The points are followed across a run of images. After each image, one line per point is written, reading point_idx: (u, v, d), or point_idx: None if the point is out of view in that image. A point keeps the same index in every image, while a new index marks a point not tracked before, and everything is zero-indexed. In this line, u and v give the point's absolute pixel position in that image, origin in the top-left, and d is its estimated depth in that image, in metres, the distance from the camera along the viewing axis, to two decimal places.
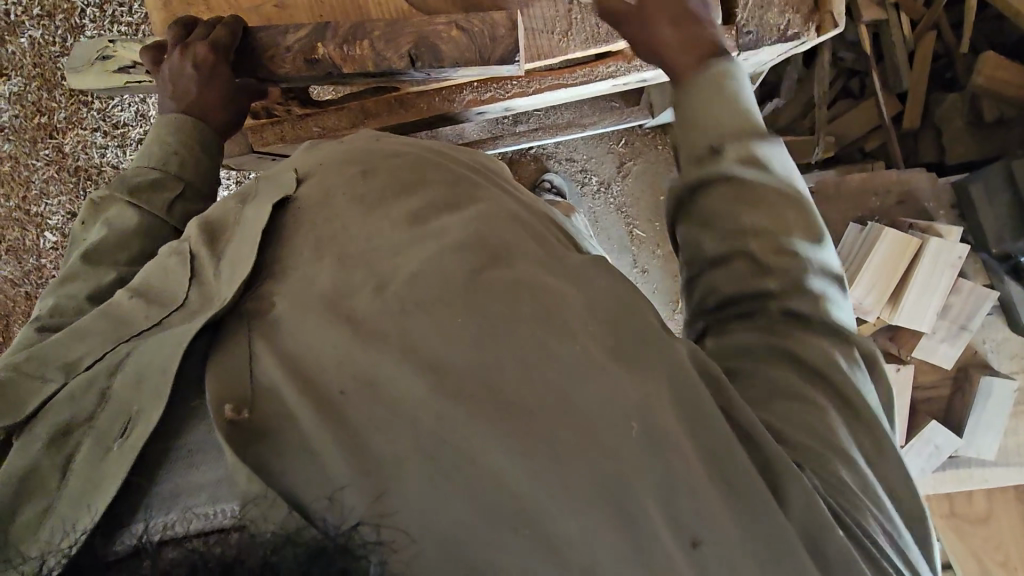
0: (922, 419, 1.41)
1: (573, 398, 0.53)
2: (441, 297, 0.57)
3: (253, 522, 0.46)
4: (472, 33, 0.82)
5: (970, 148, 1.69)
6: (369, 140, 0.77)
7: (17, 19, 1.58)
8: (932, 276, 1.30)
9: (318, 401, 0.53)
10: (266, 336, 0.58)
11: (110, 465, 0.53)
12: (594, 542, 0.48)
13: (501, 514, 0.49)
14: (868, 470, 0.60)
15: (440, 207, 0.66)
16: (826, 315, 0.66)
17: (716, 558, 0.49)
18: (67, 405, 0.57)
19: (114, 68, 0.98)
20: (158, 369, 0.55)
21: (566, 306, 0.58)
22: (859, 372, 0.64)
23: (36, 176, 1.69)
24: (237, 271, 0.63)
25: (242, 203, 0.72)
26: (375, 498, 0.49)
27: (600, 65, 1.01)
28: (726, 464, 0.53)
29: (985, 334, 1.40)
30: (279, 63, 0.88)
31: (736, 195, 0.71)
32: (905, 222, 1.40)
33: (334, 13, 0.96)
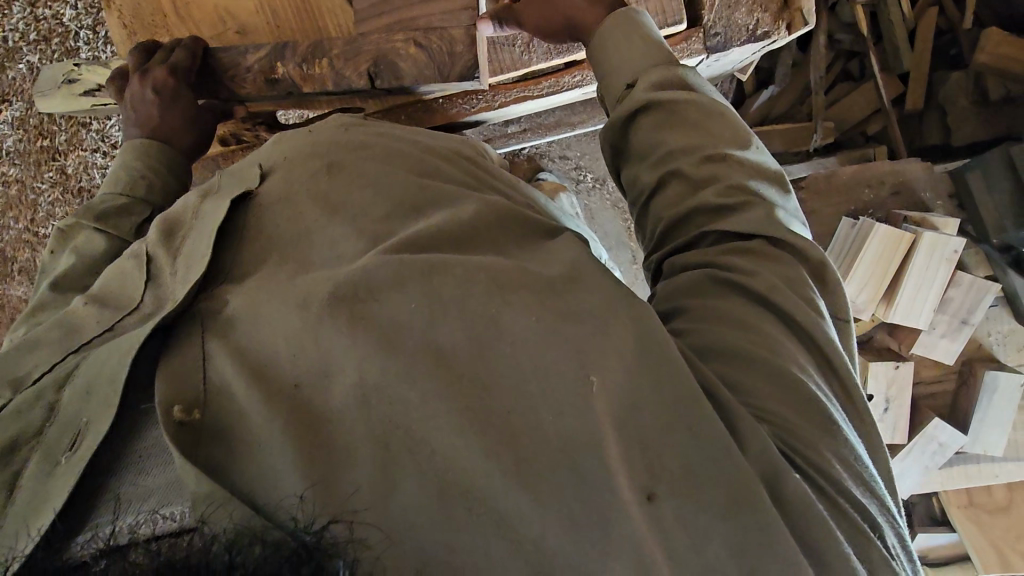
0: (925, 415, 1.38)
1: (544, 387, 0.51)
2: (400, 281, 0.55)
3: (208, 522, 0.45)
4: (432, 51, 0.82)
5: (976, 127, 1.62)
6: (338, 132, 0.73)
7: (14, 44, 1.58)
8: (928, 269, 1.25)
9: (273, 399, 0.52)
10: (220, 333, 0.56)
11: (57, 479, 0.51)
12: (540, 515, 0.47)
13: (462, 510, 0.48)
14: (872, 468, 0.56)
15: (418, 200, 0.64)
16: (767, 229, 0.62)
17: (671, 513, 0.48)
18: (13, 421, 0.54)
19: (80, 91, 0.97)
20: (107, 381, 0.53)
21: (517, 285, 0.55)
22: (816, 300, 0.59)
23: (42, 199, 1.69)
24: (191, 270, 0.60)
25: (202, 196, 0.68)
26: (333, 497, 0.48)
27: (566, 75, 0.98)
28: (684, 411, 0.50)
29: (989, 326, 1.36)
30: (241, 83, 0.89)
31: (662, 133, 0.70)
32: (899, 215, 1.34)
33: (290, 32, 0.96)
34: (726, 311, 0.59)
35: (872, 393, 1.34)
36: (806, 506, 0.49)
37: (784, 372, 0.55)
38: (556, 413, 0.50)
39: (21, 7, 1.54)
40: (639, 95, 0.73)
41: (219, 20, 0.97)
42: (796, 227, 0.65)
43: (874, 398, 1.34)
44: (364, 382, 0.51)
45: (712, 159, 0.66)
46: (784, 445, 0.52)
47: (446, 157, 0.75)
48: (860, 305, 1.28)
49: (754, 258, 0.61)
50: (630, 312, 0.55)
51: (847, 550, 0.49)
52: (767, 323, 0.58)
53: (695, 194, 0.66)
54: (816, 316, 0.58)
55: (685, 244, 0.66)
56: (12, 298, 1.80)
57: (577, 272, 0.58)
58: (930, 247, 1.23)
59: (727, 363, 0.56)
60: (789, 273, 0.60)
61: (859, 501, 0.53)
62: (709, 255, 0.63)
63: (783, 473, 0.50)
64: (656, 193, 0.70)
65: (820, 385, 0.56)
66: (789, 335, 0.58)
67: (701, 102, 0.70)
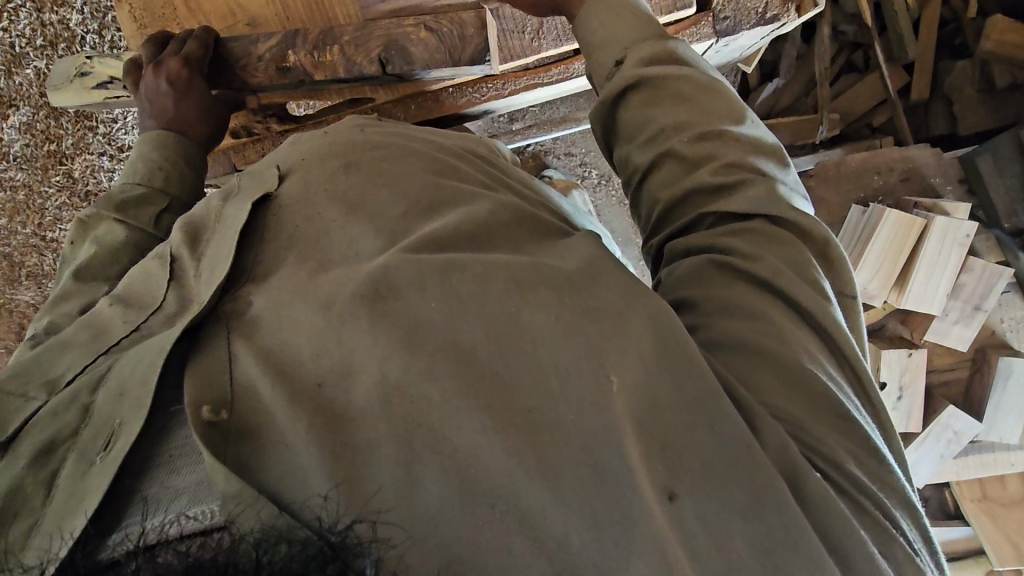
0: (939, 404, 1.37)
1: (566, 386, 0.50)
2: (420, 283, 0.54)
3: (234, 521, 0.44)
4: (442, 35, 0.83)
5: (981, 117, 1.64)
6: (353, 132, 0.73)
7: (21, 49, 1.54)
8: (940, 254, 1.25)
9: (296, 398, 0.51)
10: (244, 334, 0.55)
11: (92, 479, 0.49)
12: (563, 513, 0.47)
13: (487, 507, 0.47)
14: (884, 447, 0.55)
15: (432, 200, 0.64)
16: (766, 208, 0.61)
17: (695, 513, 0.47)
18: (49, 422, 0.54)
19: (93, 83, 0.97)
20: (139, 380, 0.53)
21: (541, 279, 0.55)
22: (821, 281, 0.59)
23: (50, 204, 1.69)
24: (217, 270, 0.60)
25: (224, 199, 0.67)
26: (358, 496, 0.47)
27: (575, 61, 0.98)
28: (709, 410, 0.50)
29: (1003, 313, 1.35)
30: (252, 73, 0.90)
31: (652, 111, 0.70)
32: (909, 201, 1.34)
33: (297, 18, 0.95)
34: (727, 298, 0.59)
35: (885, 380, 1.33)
36: (823, 499, 0.49)
37: (795, 364, 0.54)
38: (578, 410, 0.49)
39: (27, 13, 1.52)
40: (629, 72, 0.72)
41: (229, 12, 0.97)
42: (797, 202, 0.64)
43: (888, 385, 1.33)
44: (386, 379, 0.50)
45: (707, 136, 0.66)
46: (803, 440, 0.52)
47: (462, 157, 0.75)
48: (871, 292, 1.26)
49: (754, 237, 0.61)
50: (649, 310, 0.54)
51: (867, 543, 0.49)
52: (766, 303, 0.58)
53: (691, 175, 0.66)
54: (827, 302, 0.58)
55: (686, 226, 0.66)
56: (19, 304, 1.79)
57: (595, 269, 0.58)
58: (941, 231, 1.23)
59: (744, 358, 0.56)
60: (799, 251, 0.60)
61: (872, 492, 0.52)
62: (709, 237, 0.63)
63: (805, 471, 0.50)
64: (649, 174, 0.69)
65: (838, 380, 0.55)
66: (803, 328, 0.57)
67: (690, 75, 0.70)
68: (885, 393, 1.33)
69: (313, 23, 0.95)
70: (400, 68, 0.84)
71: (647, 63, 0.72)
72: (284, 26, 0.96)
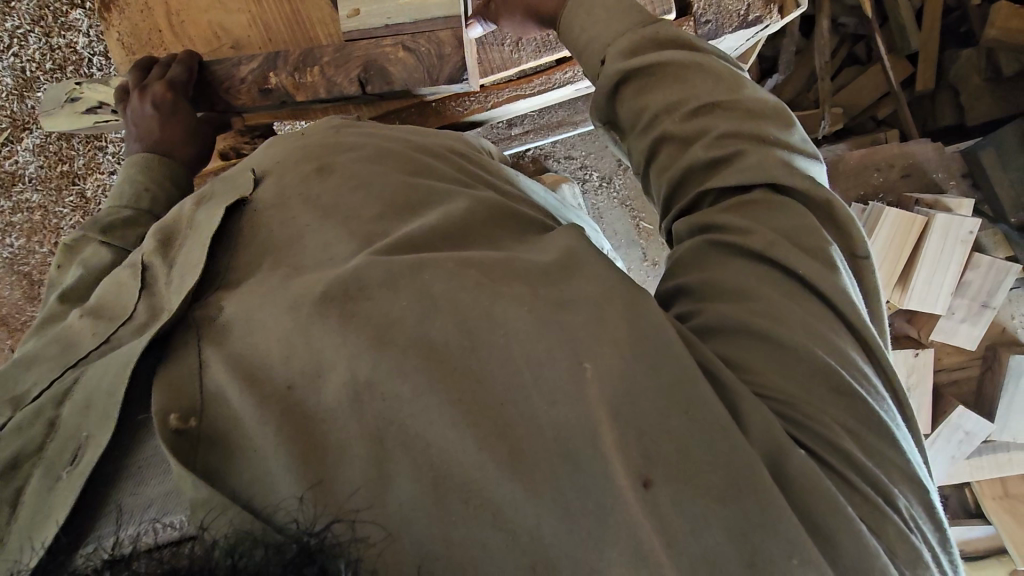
0: (949, 404, 1.34)
1: (537, 381, 0.47)
2: (392, 283, 0.53)
3: (208, 529, 0.42)
4: (420, 54, 0.83)
5: (992, 105, 1.60)
6: (326, 136, 0.72)
7: (32, 73, 1.52)
8: (943, 252, 1.21)
9: (265, 401, 0.49)
10: (216, 340, 0.54)
11: (60, 493, 0.48)
12: (534, 506, 0.44)
13: (459, 508, 0.45)
14: (904, 435, 0.52)
15: (409, 200, 0.63)
16: (769, 174, 0.58)
17: (669, 501, 0.44)
18: (13, 437, 0.52)
19: (83, 109, 0.99)
20: (106, 393, 0.51)
21: (513, 275, 0.54)
22: (832, 254, 0.55)
23: (64, 223, 1.63)
24: (186, 275, 0.58)
25: (196, 205, 0.66)
26: (331, 497, 0.45)
27: (557, 71, 0.96)
28: (686, 400, 0.47)
29: (1012, 309, 1.31)
30: (235, 95, 0.91)
31: (644, 98, 0.69)
32: (911, 198, 1.30)
33: (280, 39, 0.95)
34: (726, 277, 0.56)
35: None
36: (822, 492, 0.45)
37: (795, 345, 0.51)
38: (550, 401, 0.47)
39: (37, 38, 1.48)
40: (615, 64, 0.71)
41: (214, 35, 0.97)
42: (803, 161, 0.61)
43: None
44: (356, 377, 0.48)
45: (700, 111, 0.64)
46: (800, 432, 0.49)
47: (438, 155, 0.74)
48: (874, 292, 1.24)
49: (758, 208, 0.58)
50: (626, 304, 0.52)
51: (863, 531, 0.45)
52: (769, 282, 0.54)
53: (688, 152, 0.64)
54: (834, 272, 0.54)
55: (688, 207, 0.64)
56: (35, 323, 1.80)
57: (570, 261, 0.56)
58: (942, 230, 1.20)
59: (744, 345, 0.53)
60: (805, 221, 0.56)
61: (882, 483, 0.48)
62: (707, 215, 0.60)
63: (790, 451, 0.47)
64: (653, 157, 0.68)
65: (855, 361, 0.52)
66: (817, 306, 0.53)
67: (679, 57, 0.68)
68: None
69: (294, 42, 0.95)
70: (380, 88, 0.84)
71: (633, 52, 0.71)
72: (264, 47, 0.96)
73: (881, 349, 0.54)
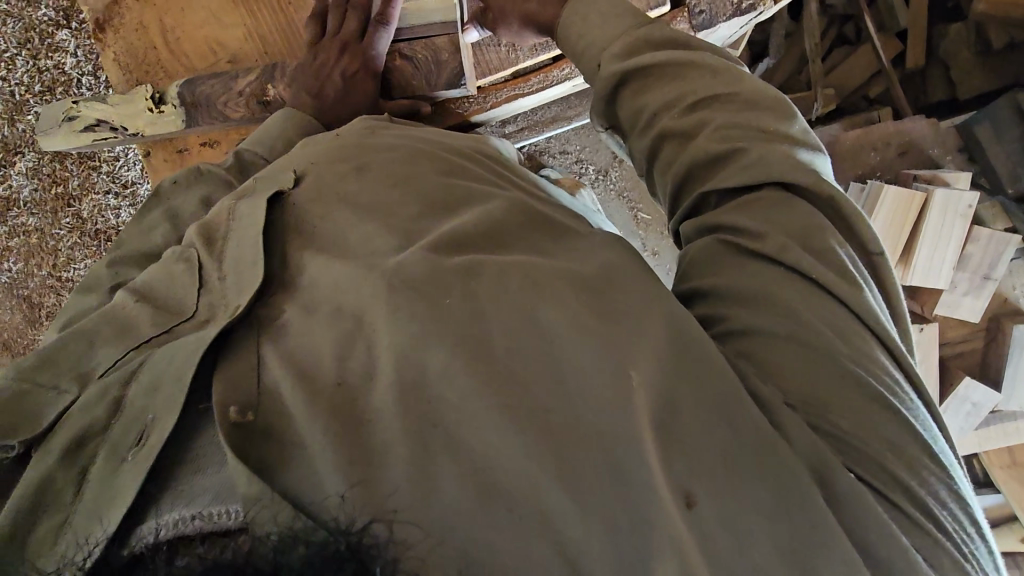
0: (956, 376, 1.35)
1: (573, 379, 0.49)
2: (446, 286, 0.54)
3: (256, 522, 0.41)
4: (416, 61, 0.86)
5: (983, 78, 1.61)
6: (362, 134, 0.72)
7: (21, 97, 1.49)
8: (943, 227, 1.22)
9: (317, 397, 0.49)
10: (274, 337, 0.54)
11: (125, 474, 0.48)
12: (580, 518, 0.44)
13: (502, 509, 0.45)
14: (935, 435, 0.52)
15: (446, 200, 0.64)
16: (778, 173, 0.58)
17: (714, 517, 0.44)
18: (80, 415, 0.52)
19: (81, 128, 0.90)
20: (174, 378, 0.51)
21: (559, 281, 0.54)
22: (836, 251, 0.55)
23: (63, 244, 1.61)
24: (246, 268, 0.59)
25: (237, 200, 0.66)
26: (375, 498, 0.44)
27: (555, 68, 0.94)
28: (726, 410, 0.48)
29: (1012, 280, 1.32)
30: (233, 109, 0.88)
31: (644, 98, 0.68)
32: (908, 174, 1.30)
33: (277, 50, 0.91)
34: (738, 277, 0.57)
35: None
36: (854, 501, 0.46)
37: (816, 346, 0.51)
38: (590, 398, 0.48)
39: (24, 61, 1.46)
40: (611, 65, 0.70)
41: (210, 51, 0.91)
42: (807, 154, 0.61)
43: None
44: (403, 378, 0.49)
45: (698, 106, 0.65)
46: (837, 444, 0.49)
47: (471, 156, 0.72)
48: None
49: (760, 207, 0.59)
50: (663, 320, 0.52)
51: (896, 535, 0.45)
52: (787, 285, 0.54)
53: (689, 147, 0.64)
54: (858, 285, 0.54)
55: (695, 206, 0.64)
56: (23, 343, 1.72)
57: (613, 273, 0.56)
58: (941, 203, 1.21)
59: (758, 344, 0.53)
60: (814, 220, 0.57)
61: (915, 488, 0.48)
62: (716, 216, 0.61)
63: (827, 463, 0.47)
64: (653, 157, 0.68)
65: (879, 363, 0.52)
66: (835, 309, 0.53)
67: (676, 55, 0.67)
68: None
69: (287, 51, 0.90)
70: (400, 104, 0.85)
71: (628, 54, 0.70)
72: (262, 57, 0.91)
73: (902, 352, 0.54)
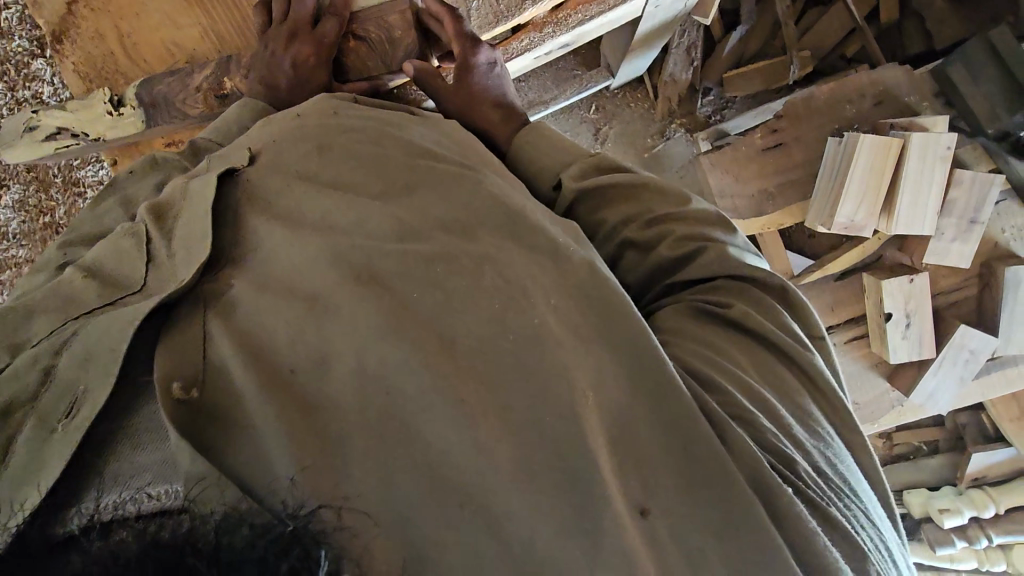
0: (951, 323, 1.32)
1: (528, 362, 0.50)
2: (402, 273, 0.54)
3: (196, 502, 0.42)
4: (371, 42, 0.83)
5: (956, 27, 1.59)
6: (325, 115, 0.69)
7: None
8: (922, 173, 1.20)
9: (269, 383, 0.48)
10: (222, 313, 0.52)
11: (54, 446, 0.46)
12: (531, 513, 0.46)
13: (452, 500, 0.45)
14: (857, 476, 0.56)
15: (407, 180, 0.61)
16: (732, 267, 0.63)
17: (667, 532, 0.47)
18: (8, 383, 0.49)
19: (42, 137, 0.88)
20: (107, 349, 0.49)
21: (522, 280, 0.54)
22: (789, 323, 0.60)
23: None
24: (193, 249, 0.57)
25: (187, 179, 0.64)
26: (325, 481, 0.45)
27: (515, 40, 0.90)
28: (685, 435, 0.49)
29: (1001, 222, 1.32)
30: (191, 105, 0.87)
31: (610, 208, 0.70)
32: (885, 123, 1.28)
33: (233, 46, 0.91)
34: (703, 339, 0.59)
35: (890, 310, 1.29)
36: (795, 520, 0.48)
37: (748, 387, 0.55)
38: (524, 375, 0.49)
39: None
40: (571, 183, 0.70)
41: (168, 53, 0.91)
42: (750, 258, 0.66)
43: (893, 315, 1.28)
44: (363, 368, 0.48)
45: (653, 221, 0.67)
46: (775, 460, 0.51)
47: (431, 136, 0.69)
48: (858, 223, 1.23)
49: (721, 292, 0.62)
50: (625, 328, 0.53)
51: (830, 551, 0.48)
52: (741, 349, 0.59)
53: (651, 255, 0.66)
54: (806, 349, 0.59)
55: (661, 291, 0.66)
56: None
57: (599, 274, 0.55)
58: (919, 148, 1.19)
59: (715, 372, 0.56)
60: (759, 299, 0.61)
61: (845, 503, 0.52)
62: (682, 296, 0.64)
63: (772, 483, 0.49)
64: (615, 262, 0.69)
65: (814, 415, 0.56)
66: (778, 360, 0.58)
67: (638, 178, 0.70)
68: (891, 324, 1.29)
69: (244, 41, 0.90)
70: (358, 86, 0.84)
71: (585, 174, 0.72)
72: (216, 52, 0.91)
73: (836, 395, 0.58)
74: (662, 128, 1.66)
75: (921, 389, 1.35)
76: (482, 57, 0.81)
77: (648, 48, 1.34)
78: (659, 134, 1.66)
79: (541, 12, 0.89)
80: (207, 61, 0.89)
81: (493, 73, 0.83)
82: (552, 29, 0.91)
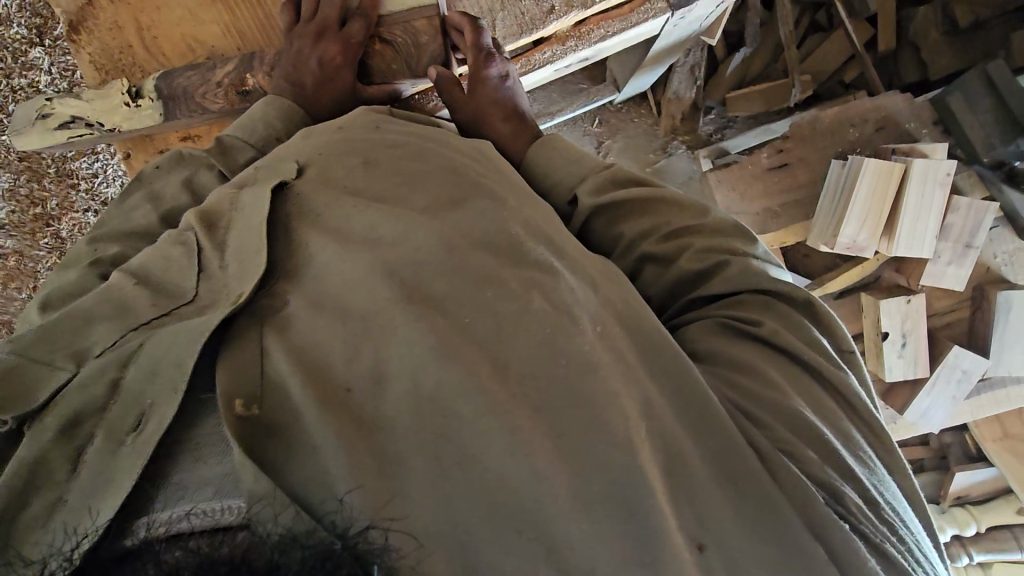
0: (944, 346, 1.36)
1: (580, 388, 0.50)
2: (456, 297, 0.54)
3: (256, 521, 0.41)
4: (397, 45, 0.84)
5: (951, 58, 1.65)
6: (367, 130, 0.70)
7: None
8: (924, 194, 1.23)
9: (328, 402, 0.48)
10: (278, 330, 0.52)
11: (123, 461, 0.46)
12: (596, 543, 0.46)
13: (519, 528, 0.45)
14: (904, 504, 0.57)
15: (453, 194, 0.63)
16: (757, 282, 0.64)
17: (723, 567, 0.48)
18: (76, 394, 0.49)
19: (56, 125, 0.88)
20: (174, 361, 0.49)
21: (570, 306, 0.55)
22: (815, 336, 0.62)
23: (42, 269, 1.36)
24: (249, 267, 0.56)
25: (238, 189, 0.64)
26: (380, 498, 0.45)
27: (536, 52, 0.93)
28: (733, 472, 0.51)
29: (994, 248, 1.36)
30: (212, 99, 0.87)
31: (634, 223, 0.71)
32: (887, 148, 1.33)
33: (254, 45, 0.91)
34: (737, 358, 0.60)
35: (887, 330, 1.32)
36: (852, 557, 0.49)
37: (794, 411, 0.56)
38: (568, 402, 0.50)
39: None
40: (587, 199, 0.72)
41: (187, 49, 0.91)
42: (773, 271, 0.68)
43: (890, 334, 1.32)
44: (417, 389, 0.48)
45: (673, 235, 0.69)
46: (824, 493, 0.53)
47: (468, 151, 0.70)
48: (859, 244, 1.26)
49: (749, 307, 0.64)
50: (669, 359, 0.55)
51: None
52: (777, 367, 0.59)
53: (672, 268, 0.67)
54: (838, 368, 0.60)
55: (686, 305, 0.68)
56: None
57: (636, 305, 0.58)
58: (920, 173, 1.22)
59: (760, 405, 0.56)
60: (792, 316, 0.62)
61: (896, 534, 0.54)
62: (709, 310, 0.65)
63: (823, 517, 0.50)
64: (635, 276, 0.71)
65: (852, 435, 0.57)
66: (812, 380, 0.59)
67: (662, 193, 0.72)
68: (887, 342, 1.33)
69: (265, 40, 0.91)
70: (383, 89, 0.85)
71: (603, 188, 0.73)
72: (236, 49, 0.92)
73: (872, 416, 0.60)
74: (665, 144, 1.69)
75: (916, 409, 1.40)
76: (494, 70, 0.82)
77: (657, 66, 1.36)
78: (661, 150, 1.69)
79: (564, 26, 0.91)
80: (229, 57, 0.90)
81: (506, 85, 0.84)
82: (574, 43, 0.93)
